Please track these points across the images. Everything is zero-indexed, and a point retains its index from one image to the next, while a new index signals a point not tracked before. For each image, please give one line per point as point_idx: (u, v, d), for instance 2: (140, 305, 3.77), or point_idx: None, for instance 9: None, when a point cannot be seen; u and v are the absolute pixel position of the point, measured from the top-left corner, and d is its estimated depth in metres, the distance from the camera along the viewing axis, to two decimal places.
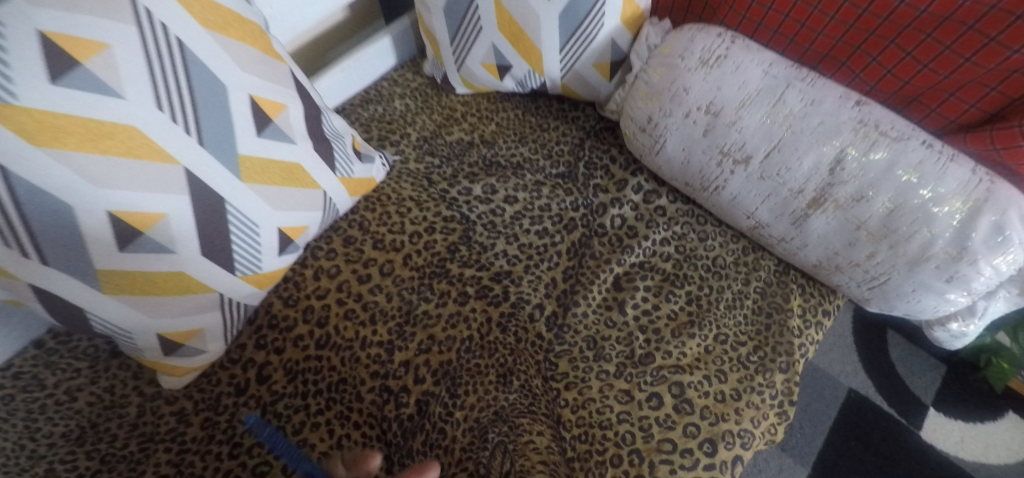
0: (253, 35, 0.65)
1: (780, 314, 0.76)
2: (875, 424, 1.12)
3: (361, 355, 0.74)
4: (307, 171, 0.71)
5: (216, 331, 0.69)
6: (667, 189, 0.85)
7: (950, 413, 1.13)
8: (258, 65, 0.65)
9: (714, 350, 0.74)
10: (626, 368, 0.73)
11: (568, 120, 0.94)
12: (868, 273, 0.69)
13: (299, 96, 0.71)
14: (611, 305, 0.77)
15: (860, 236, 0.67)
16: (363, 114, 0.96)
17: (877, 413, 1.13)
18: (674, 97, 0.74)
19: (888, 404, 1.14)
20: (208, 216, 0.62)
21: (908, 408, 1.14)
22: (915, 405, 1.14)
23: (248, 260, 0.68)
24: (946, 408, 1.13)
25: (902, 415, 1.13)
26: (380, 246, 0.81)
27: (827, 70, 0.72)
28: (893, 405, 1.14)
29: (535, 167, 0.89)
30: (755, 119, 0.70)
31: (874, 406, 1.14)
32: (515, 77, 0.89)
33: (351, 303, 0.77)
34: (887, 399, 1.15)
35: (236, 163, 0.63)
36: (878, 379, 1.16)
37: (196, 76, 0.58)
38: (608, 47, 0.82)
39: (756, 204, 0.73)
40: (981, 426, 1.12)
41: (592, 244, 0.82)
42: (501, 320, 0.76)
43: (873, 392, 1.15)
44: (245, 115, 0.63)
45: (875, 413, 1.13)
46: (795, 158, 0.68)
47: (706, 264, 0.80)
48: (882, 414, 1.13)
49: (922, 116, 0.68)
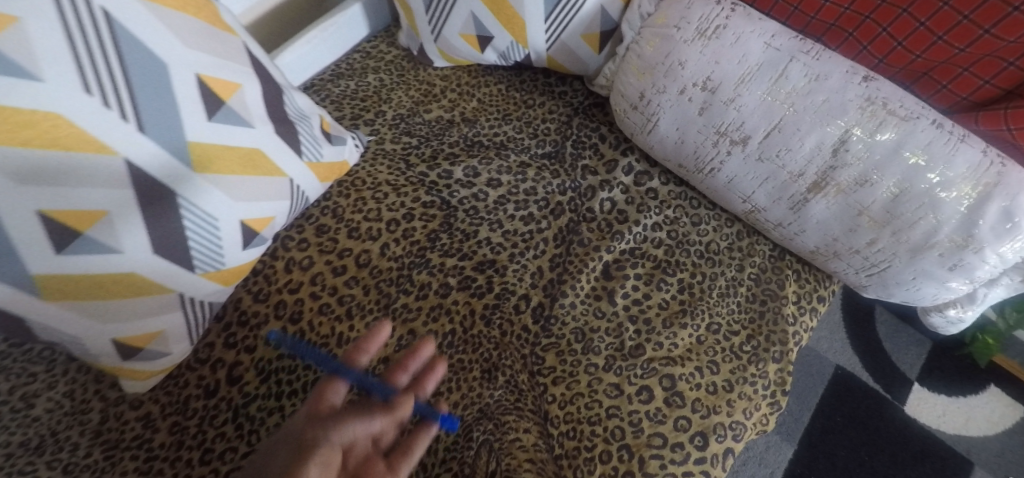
0: (194, 3, 0.58)
1: (775, 301, 0.73)
2: (863, 400, 1.12)
3: (338, 352, 0.70)
4: (268, 156, 0.65)
5: (179, 331, 0.64)
6: (659, 170, 0.81)
7: (935, 388, 1.12)
8: (202, 38, 0.58)
9: (706, 340, 0.71)
10: (616, 361, 0.69)
11: (555, 95, 0.88)
12: (868, 260, 0.65)
13: (255, 73, 0.64)
14: (600, 294, 0.73)
15: (862, 222, 0.63)
16: (334, 90, 0.89)
17: (863, 389, 1.13)
18: (668, 72, 0.69)
19: (874, 380, 1.14)
20: (156, 210, 0.56)
21: (894, 383, 1.13)
22: (901, 380, 1.13)
23: (208, 255, 0.62)
24: (931, 383, 1.13)
25: (888, 390, 1.12)
26: (355, 235, 0.77)
27: (832, 42, 0.66)
28: (879, 381, 1.13)
29: (520, 147, 0.84)
30: (755, 96, 0.64)
31: (861, 382, 1.13)
32: (497, 48, 0.82)
33: (326, 298, 0.73)
34: (873, 375, 1.14)
35: (184, 151, 0.57)
36: (865, 356, 1.16)
37: (129, 54, 0.52)
38: (597, 15, 0.76)
39: (752, 188, 0.69)
40: (964, 400, 1.11)
41: (580, 230, 0.77)
42: (486, 313, 0.72)
43: (860, 368, 1.15)
44: (192, 96, 0.56)
45: (861, 389, 1.13)
46: (796, 139, 0.63)
47: (699, 249, 0.76)
48: (868, 390, 1.12)
49: (931, 92, 0.63)
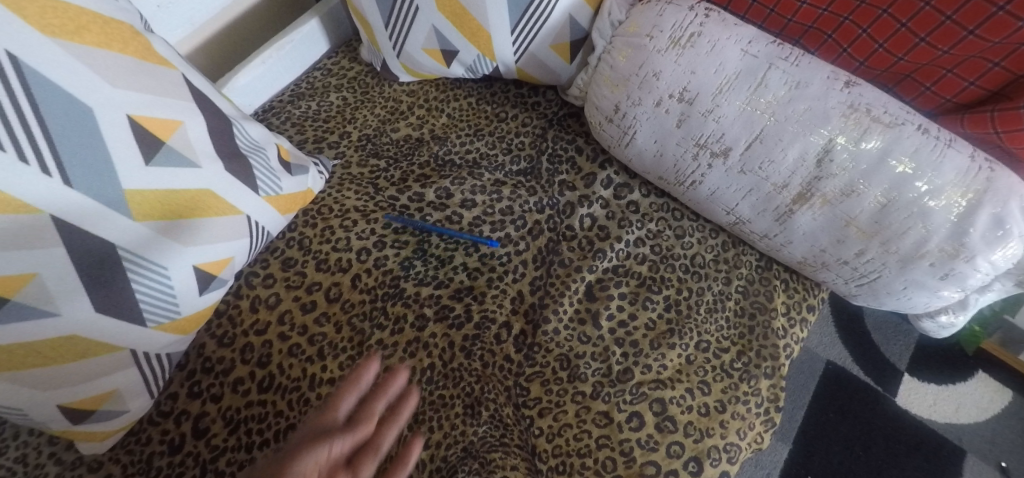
0: (121, 37, 0.54)
1: (764, 315, 0.71)
2: (854, 395, 1.11)
3: (311, 396, 0.66)
4: (219, 195, 0.60)
5: (135, 387, 0.59)
6: (639, 181, 0.78)
7: (924, 378, 1.12)
8: (133, 75, 0.54)
9: (696, 359, 0.68)
10: (603, 388, 0.66)
11: (528, 106, 0.84)
12: (858, 270, 0.63)
13: (198, 107, 0.59)
14: (584, 318, 0.70)
15: (850, 233, 0.60)
16: (295, 112, 0.85)
17: (855, 384, 1.12)
18: (643, 84, 0.65)
19: (865, 373, 1.13)
20: (95, 265, 0.52)
21: (884, 375, 1.12)
22: (891, 372, 1.12)
23: (160, 306, 0.58)
24: (920, 373, 1.12)
25: (879, 383, 1.11)
26: (324, 267, 0.73)
27: (810, 44, 0.63)
28: (869, 374, 1.12)
29: (494, 164, 0.80)
30: (734, 107, 0.61)
31: (852, 377, 1.12)
32: (463, 62, 0.78)
33: (295, 338, 0.69)
34: (863, 368, 1.13)
35: (120, 200, 0.53)
36: (855, 349, 1.15)
37: (47, 101, 0.48)
38: (566, 24, 0.72)
39: (736, 200, 0.66)
40: (953, 388, 1.11)
41: (561, 250, 0.74)
42: (466, 344, 0.69)
43: (850, 361, 1.14)
44: (124, 141, 0.53)
45: (853, 383, 1.12)
46: (778, 150, 0.60)
47: (684, 264, 0.73)
48: (859, 384, 1.11)
49: (914, 95, 0.60)
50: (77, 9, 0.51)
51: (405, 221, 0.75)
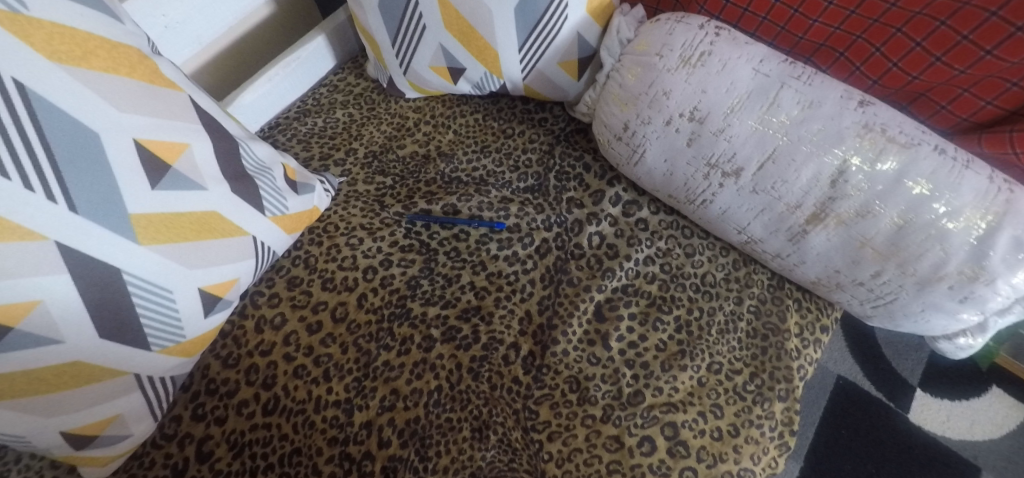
0: (127, 60, 0.54)
1: (777, 336, 0.69)
2: (865, 411, 1.09)
3: (316, 419, 0.65)
4: (225, 217, 0.60)
5: (139, 411, 0.59)
6: (648, 198, 0.77)
7: (937, 393, 1.10)
8: (139, 98, 0.53)
9: (708, 382, 0.67)
10: (614, 411, 0.65)
11: (535, 122, 0.84)
12: (873, 292, 0.61)
13: (204, 129, 0.59)
14: (593, 339, 0.69)
15: (865, 254, 0.59)
16: (301, 129, 0.84)
17: (866, 399, 1.10)
18: (653, 103, 0.64)
19: (876, 388, 1.11)
20: (100, 292, 0.52)
21: (896, 390, 1.10)
22: (903, 387, 1.11)
23: (165, 330, 0.58)
24: (933, 388, 1.10)
25: (890, 398, 1.10)
26: (330, 287, 0.72)
27: (822, 62, 0.62)
28: (881, 389, 1.11)
29: (501, 181, 0.79)
30: (746, 127, 0.60)
31: (863, 392, 1.11)
32: (470, 79, 0.78)
33: (301, 359, 0.68)
34: (875, 383, 1.11)
35: (126, 224, 0.52)
36: (866, 364, 1.13)
37: (52, 127, 0.48)
38: (574, 42, 0.71)
39: (747, 219, 0.65)
40: (966, 404, 1.09)
41: (569, 269, 0.73)
42: (473, 366, 0.68)
43: (861, 376, 1.12)
44: (130, 165, 0.52)
45: (864, 399, 1.10)
46: (792, 170, 0.59)
47: (694, 283, 0.72)
48: (870, 399, 1.10)
49: (929, 113, 0.59)
50: (84, 34, 0.51)
51: (427, 218, 0.76)
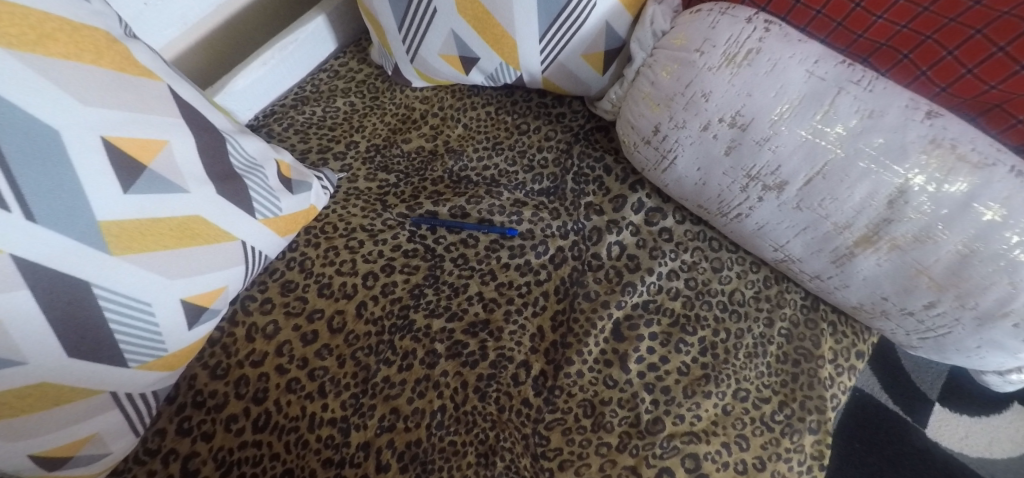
0: (93, 46, 0.47)
1: (810, 362, 0.64)
2: (879, 424, 0.98)
3: (310, 438, 0.61)
4: (210, 222, 0.54)
5: (118, 428, 0.54)
6: (673, 206, 0.71)
7: (956, 409, 0.98)
8: (108, 89, 0.47)
9: (733, 410, 0.62)
10: (631, 440, 0.60)
11: (552, 118, 0.77)
12: (924, 323, 0.56)
13: (186, 124, 0.53)
14: (610, 359, 0.64)
15: (920, 282, 0.53)
16: (298, 118, 0.78)
17: (884, 413, 0.98)
18: (689, 105, 0.58)
19: (894, 401, 0.99)
20: (66, 307, 0.46)
21: (914, 404, 0.99)
22: (921, 401, 0.99)
23: (144, 345, 0.52)
24: (953, 404, 0.98)
25: (908, 412, 0.98)
26: (327, 293, 0.67)
27: (881, 64, 0.54)
28: (899, 402, 0.99)
29: (514, 182, 0.73)
30: (794, 136, 0.54)
31: (879, 404, 0.99)
32: (483, 70, 0.71)
33: (295, 371, 0.63)
34: (893, 396, 1.00)
35: (95, 232, 0.47)
36: (883, 374, 1.01)
37: (5, 124, 0.42)
38: (602, 33, 0.64)
39: (787, 237, 0.59)
40: (986, 420, 0.97)
41: (586, 282, 0.67)
42: (480, 385, 0.63)
43: (878, 388, 1.01)
44: (98, 166, 0.46)
45: (881, 412, 0.98)
46: (844, 187, 0.53)
47: (721, 301, 0.67)
48: (887, 413, 0.98)
49: (1002, 128, 0.50)
50: (40, 15, 0.44)
51: (433, 222, 0.70)
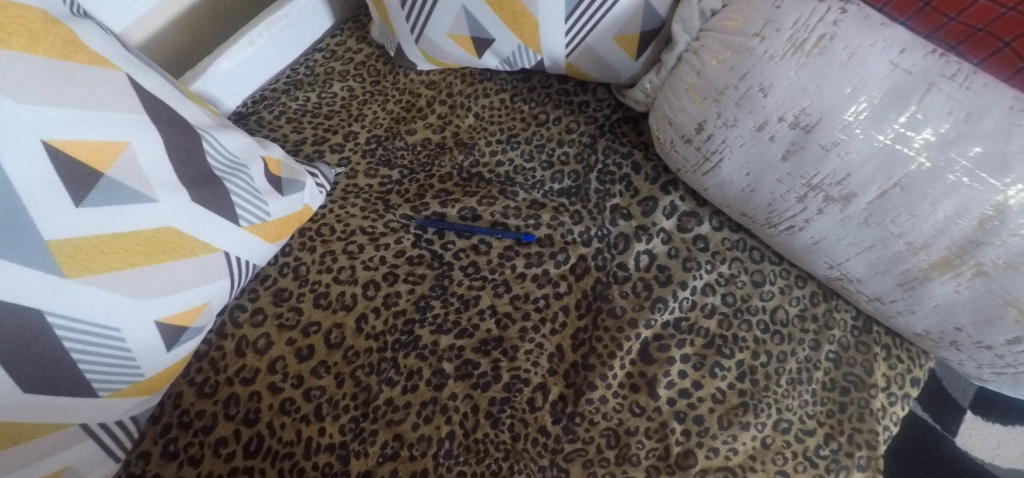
0: (26, 29, 0.40)
1: (860, 391, 0.57)
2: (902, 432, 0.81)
3: (306, 466, 0.53)
4: (185, 233, 0.48)
5: (94, 457, 0.47)
6: (709, 211, 0.63)
7: (990, 417, 0.80)
8: (50, 83, 0.41)
9: (774, 444, 0.55)
10: (659, 475, 0.53)
11: (574, 107, 0.69)
12: (1002, 358, 0.48)
13: (153, 120, 0.47)
14: (637, 384, 0.57)
15: (1009, 315, 0.45)
16: (290, 105, 0.72)
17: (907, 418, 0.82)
18: (742, 100, 0.50)
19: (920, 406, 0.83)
20: (16, 340, 0.40)
21: (943, 411, 0.82)
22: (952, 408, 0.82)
23: (115, 371, 0.46)
24: (985, 411, 0.81)
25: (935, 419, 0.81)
26: (323, 303, 0.60)
27: (974, 54, 0.43)
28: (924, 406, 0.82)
29: (531, 181, 0.66)
30: (869, 142, 0.46)
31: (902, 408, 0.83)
32: (498, 52, 0.63)
33: (288, 391, 0.56)
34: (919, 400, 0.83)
35: (44, 253, 0.40)
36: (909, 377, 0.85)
37: None
38: (637, 11, 0.56)
39: (846, 254, 0.51)
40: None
41: (612, 296, 0.60)
42: (492, 411, 0.56)
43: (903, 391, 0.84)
44: (44, 177, 0.40)
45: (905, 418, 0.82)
46: (926, 204, 0.45)
47: (763, 320, 0.59)
48: (911, 419, 0.82)
49: None
50: None
51: (439, 225, 0.63)
